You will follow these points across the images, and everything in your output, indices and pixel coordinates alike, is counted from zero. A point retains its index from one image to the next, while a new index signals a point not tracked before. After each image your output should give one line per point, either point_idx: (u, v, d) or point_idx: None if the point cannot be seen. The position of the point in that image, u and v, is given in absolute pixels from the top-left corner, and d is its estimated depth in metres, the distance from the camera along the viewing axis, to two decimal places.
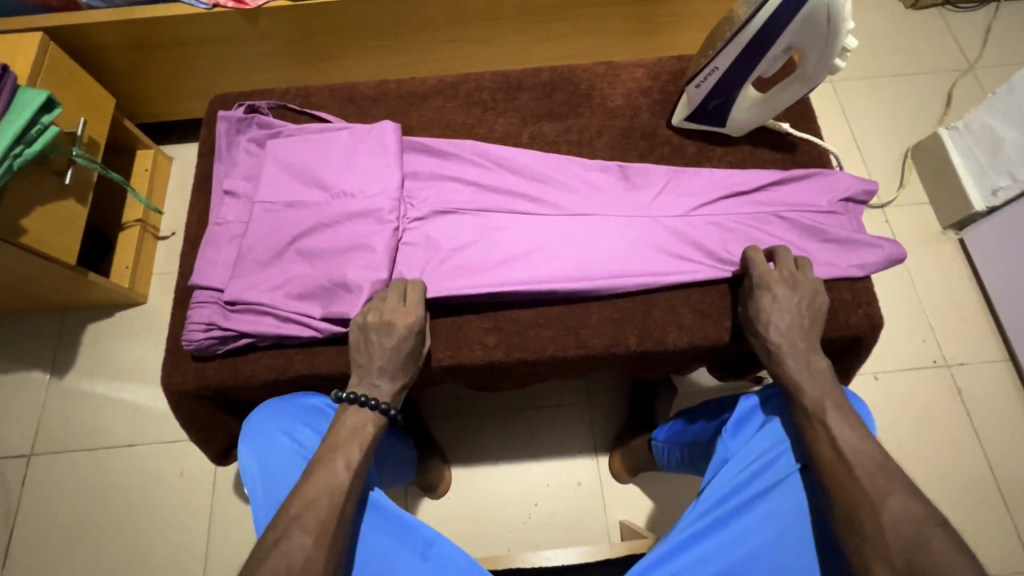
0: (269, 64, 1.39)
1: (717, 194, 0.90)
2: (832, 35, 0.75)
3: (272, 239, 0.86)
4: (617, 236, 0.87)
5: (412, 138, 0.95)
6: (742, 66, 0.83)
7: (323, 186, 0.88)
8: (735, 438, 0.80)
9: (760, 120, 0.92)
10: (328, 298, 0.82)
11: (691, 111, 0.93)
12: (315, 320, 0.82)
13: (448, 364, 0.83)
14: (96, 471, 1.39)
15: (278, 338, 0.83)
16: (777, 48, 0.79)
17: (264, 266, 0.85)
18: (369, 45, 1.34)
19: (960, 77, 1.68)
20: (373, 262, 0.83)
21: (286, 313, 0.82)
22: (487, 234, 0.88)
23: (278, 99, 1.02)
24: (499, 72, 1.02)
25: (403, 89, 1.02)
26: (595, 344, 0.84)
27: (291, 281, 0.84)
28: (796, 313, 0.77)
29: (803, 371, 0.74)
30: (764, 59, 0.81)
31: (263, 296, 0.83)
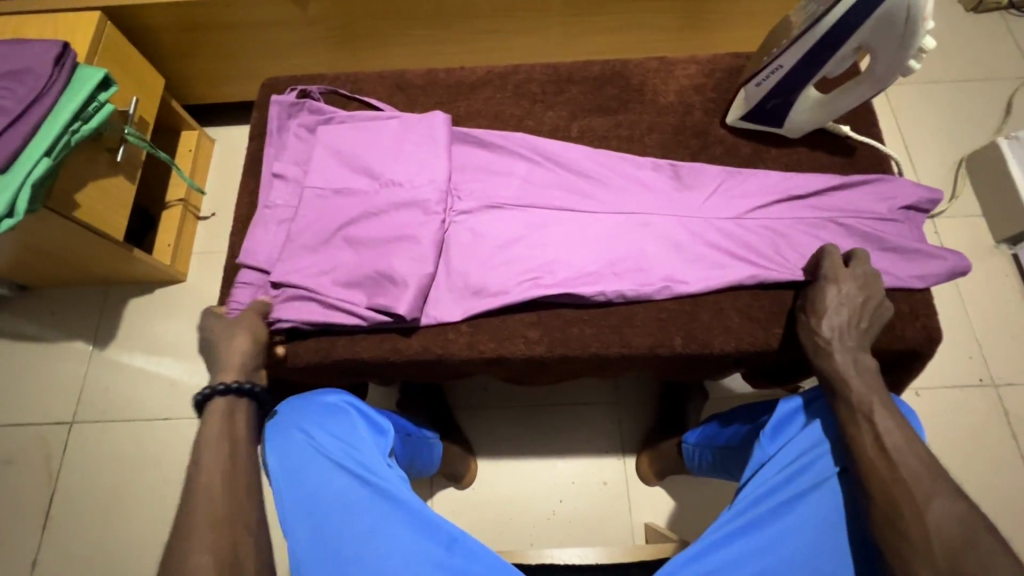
0: (313, 49, 1.40)
1: (770, 199, 0.88)
2: (907, 36, 0.72)
3: (320, 225, 0.86)
4: (665, 236, 0.86)
5: (460, 130, 0.94)
6: (807, 65, 0.80)
7: (372, 175, 0.89)
8: (773, 442, 0.78)
9: (820, 122, 0.90)
10: (373, 287, 0.82)
11: (748, 111, 0.91)
12: (359, 309, 0.82)
13: (488, 355, 0.83)
14: (133, 443, 1.43)
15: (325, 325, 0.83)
16: (846, 48, 0.76)
17: (311, 251, 0.85)
18: (413, 32, 1.34)
19: (1022, 85, 1.61)
20: (419, 253, 0.83)
21: (332, 300, 0.82)
22: (534, 229, 0.87)
23: (329, 84, 1.02)
24: (549, 64, 1.01)
25: (452, 78, 1.02)
26: (639, 344, 0.82)
27: (337, 268, 0.84)
28: (854, 312, 0.75)
29: (850, 367, 0.72)
30: (831, 59, 0.78)
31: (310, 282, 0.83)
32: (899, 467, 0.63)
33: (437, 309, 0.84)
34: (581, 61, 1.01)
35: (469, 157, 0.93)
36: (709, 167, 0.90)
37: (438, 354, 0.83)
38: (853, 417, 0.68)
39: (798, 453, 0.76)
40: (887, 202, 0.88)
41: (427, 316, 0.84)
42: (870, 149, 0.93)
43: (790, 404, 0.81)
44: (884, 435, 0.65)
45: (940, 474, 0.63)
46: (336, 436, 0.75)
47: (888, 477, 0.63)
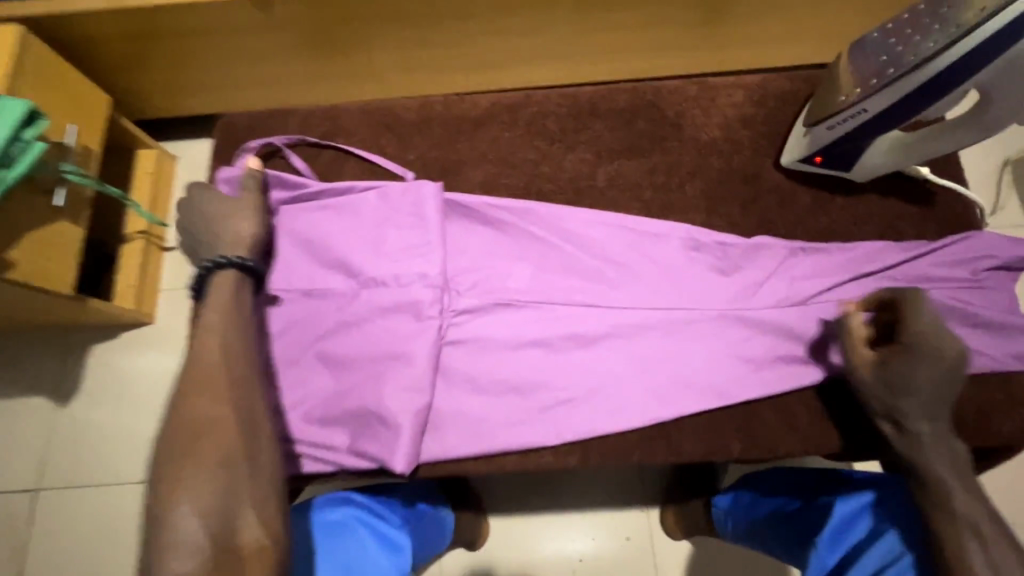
0: (284, 65, 1.10)
1: (835, 283, 0.73)
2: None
3: (289, 339, 0.71)
4: (717, 323, 0.71)
5: (454, 196, 0.76)
6: (897, 112, 0.65)
7: (349, 272, 0.72)
8: (832, 551, 0.69)
9: (897, 166, 0.75)
10: (359, 428, 0.67)
11: (811, 153, 0.75)
12: (340, 453, 0.67)
13: (512, 469, 0.70)
14: (110, 510, 1.29)
15: (294, 474, 0.68)
16: (958, 92, 0.61)
17: (274, 377, 0.70)
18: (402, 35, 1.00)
19: None
20: (415, 381, 0.67)
21: (308, 445, 0.67)
22: (551, 329, 0.71)
23: (303, 124, 0.85)
24: (567, 92, 0.84)
25: (451, 113, 0.84)
26: (690, 451, 0.70)
27: (310, 397, 0.69)
28: (941, 394, 0.61)
29: (950, 468, 0.59)
30: (939, 102, 0.63)
31: (280, 414, 0.68)
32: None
33: (436, 439, 0.69)
34: (605, 89, 0.84)
35: (468, 235, 0.76)
36: (763, 241, 0.75)
37: (453, 471, 0.69)
38: (953, 527, 0.56)
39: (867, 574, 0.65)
40: (971, 266, 0.74)
41: (426, 452, 0.68)
42: (953, 196, 0.78)
43: (851, 505, 0.71)
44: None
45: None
46: (343, 564, 0.64)
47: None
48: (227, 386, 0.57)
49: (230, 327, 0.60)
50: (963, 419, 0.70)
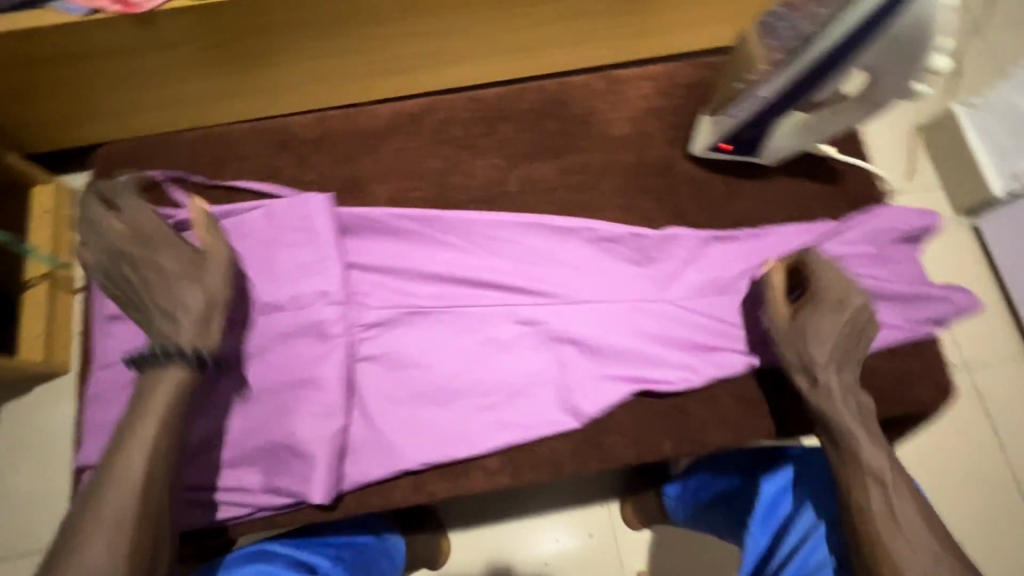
0: (187, 77, 0.93)
1: (748, 266, 0.73)
2: (923, 55, 0.56)
3: None
4: (631, 312, 0.71)
5: (349, 210, 0.73)
6: (790, 95, 0.65)
7: (244, 300, 0.68)
8: (765, 532, 0.70)
9: (805, 147, 0.75)
10: (270, 463, 0.63)
11: (719, 140, 0.75)
12: (253, 494, 0.62)
13: (443, 497, 0.67)
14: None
15: (204, 524, 0.62)
16: (845, 68, 0.60)
17: None
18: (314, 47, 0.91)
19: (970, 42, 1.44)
20: (326, 405, 0.64)
21: (215, 490, 0.63)
22: (466, 338, 0.70)
23: (189, 151, 0.79)
24: (473, 95, 0.81)
25: (351, 126, 0.80)
26: (622, 456, 0.68)
27: (214, 441, 0.64)
28: (853, 346, 0.63)
29: (859, 416, 0.61)
30: (831, 78, 0.62)
31: (182, 469, 0.63)
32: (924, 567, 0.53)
33: (356, 466, 0.65)
34: (511, 90, 0.81)
35: (374, 250, 0.73)
36: (675, 232, 0.74)
37: (379, 506, 0.66)
38: (862, 479, 0.58)
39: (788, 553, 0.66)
40: (878, 242, 0.75)
41: (345, 479, 0.65)
42: (858, 173, 0.80)
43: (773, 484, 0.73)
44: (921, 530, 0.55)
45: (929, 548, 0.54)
46: None
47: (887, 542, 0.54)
48: (145, 464, 0.52)
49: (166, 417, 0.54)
50: (879, 392, 0.72)
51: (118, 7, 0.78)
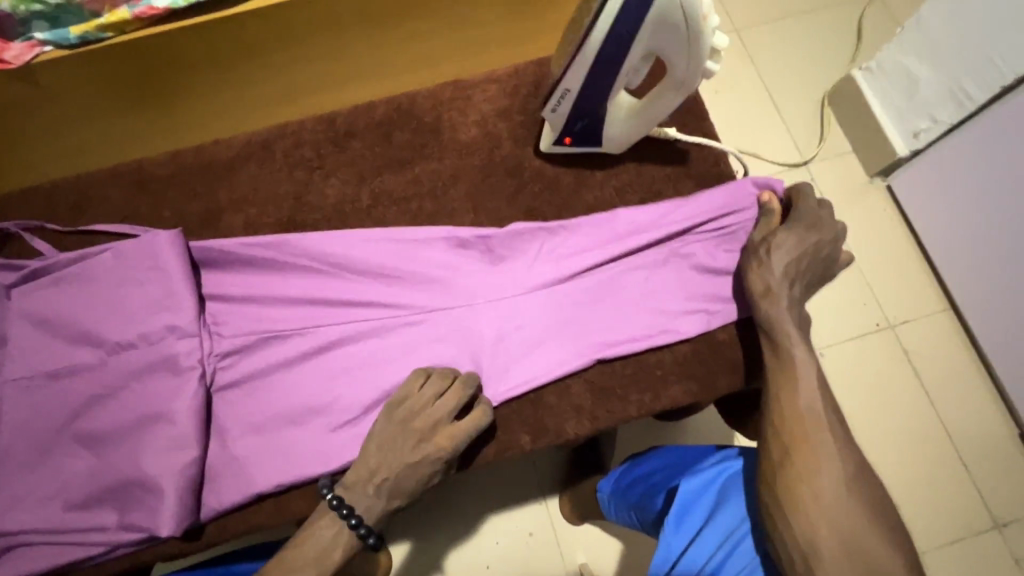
0: (83, 121, 0.92)
1: (598, 255, 0.74)
2: (696, 36, 0.60)
3: (38, 429, 0.66)
4: (482, 311, 0.72)
5: (200, 242, 0.74)
6: (598, 87, 0.68)
7: (95, 341, 0.69)
8: (679, 533, 0.67)
9: (642, 133, 0.76)
10: (124, 500, 0.64)
11: (558, 136, 0.76)
12: (109, 532, 0.62)
13: (307, 514, 0.68)
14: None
15: (60, 567, 0.62)
16: (635, 54, 0.63)
17: (26, 473, 0.64)
18: (206, 82, 0.93)
19: (867, 5, 1.46)
20: (177, 437, 0.64)
21: (70, 534, 0.62)
22: (322, 355, 0.71)
23: (49, 201, 0.80)
24: (322, 116, 0.82)
25: (204, 159, 0.81)
26: (482, 454, 0.69)
27: (68, 485, 0.64)
28: (805, 260, 0.68)
29: (795, 322, 0.66)
30: (629, 65, 0.64)
31: (33, 516, 0.63)
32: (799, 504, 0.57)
33: (215, 495, 0.66)
34: (360, 106, 0.83)
35: (227, 279, 0.74)
36: (521, 228, 0.75)
37: (243, 529, 0.67)
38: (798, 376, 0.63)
39: (707, 555, 0.65)
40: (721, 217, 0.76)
41: (204, 508, 0.65)
42: (703, 152, 0.81)
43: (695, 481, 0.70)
44: (808, 476, 0.57)
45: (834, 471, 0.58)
46: None
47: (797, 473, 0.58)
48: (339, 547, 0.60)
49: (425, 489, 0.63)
50: (732, 364, 0.73)
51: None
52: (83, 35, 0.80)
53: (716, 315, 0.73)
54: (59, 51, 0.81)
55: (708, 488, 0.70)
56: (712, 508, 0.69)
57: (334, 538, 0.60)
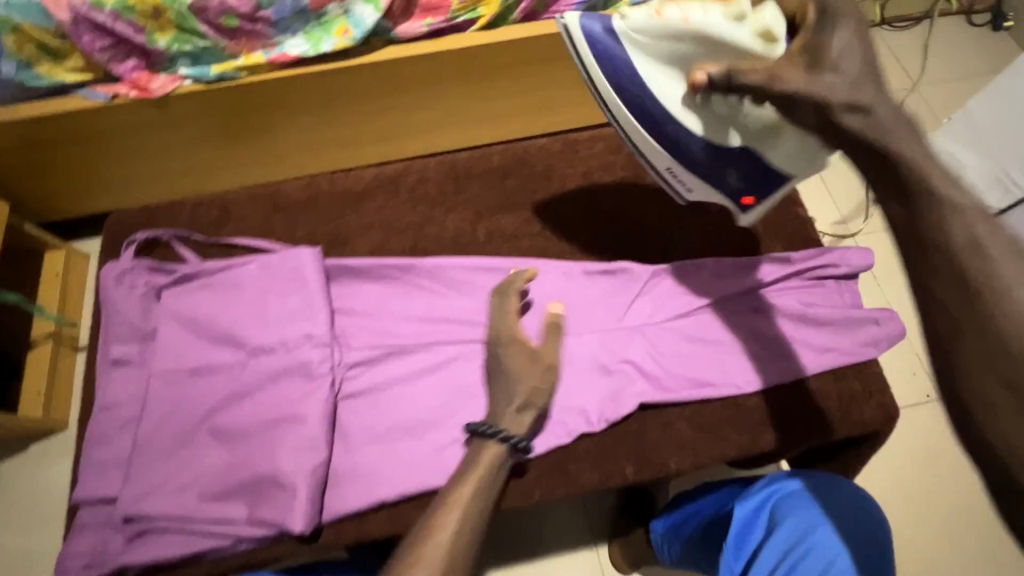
0: (190, 148, 1.10)
1: (704, 300, 0.81)
2: (738, 43, 0.58)
3: (179, 420, 0.70)
4: (589, 341, 0.78)
5: (335, 262, 0.81)
6: (703, 155, 0.69)
7: (236, 343, 0.74)
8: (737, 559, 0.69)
9: (822, 152, 0.64)
10: (255, 494, 0.67)
11: (735, 203, 0.74)
12: (238, 526, 0.65)
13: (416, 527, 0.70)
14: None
15: (189, 555, 0.65)
16: (682, 109, 0.66)
17: (164, 460, 0.68)
18: (305, 119, 1.10)
19: (907, 96, 1.59)
20: (308, 439, 0.68)
21: (202, 524, 0.65)
22: (440, 375, 0.76)
23: (192, 215, 0.88)
24: (444, 159, 0.91)
25: (336, 189, 0.89)
26: (587, 480, 0.72)
27: (203, 476, 0.68)
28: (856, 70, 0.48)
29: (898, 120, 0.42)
30: (704, 112, 0.65)
31: (169, 503, 0.66)
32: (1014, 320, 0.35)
33: (337, 499, 0.69)
34: (478, 152, 0.92)
35: (356, 294, 0.81)
36: (629, 267, 0.82)
37: (354, 538, 0.69)
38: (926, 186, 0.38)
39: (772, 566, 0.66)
40: (811, 274, 0.83)
41: (327, 510, 0.68)
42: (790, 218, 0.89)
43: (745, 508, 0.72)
44: None
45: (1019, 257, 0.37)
46: None
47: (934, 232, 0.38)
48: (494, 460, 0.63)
49: (537, 386, 0.68)
50: (826, 415, 0.76)
51: (135, 92, 0.96)
52: (221, 73, 0.97)
53: (810, 364, 0.78)
54: (197, 84, 0.98)
55: (761, 516, 0.72)
56: (770, 525, 0.70)
57: (488, 453, 0.63)
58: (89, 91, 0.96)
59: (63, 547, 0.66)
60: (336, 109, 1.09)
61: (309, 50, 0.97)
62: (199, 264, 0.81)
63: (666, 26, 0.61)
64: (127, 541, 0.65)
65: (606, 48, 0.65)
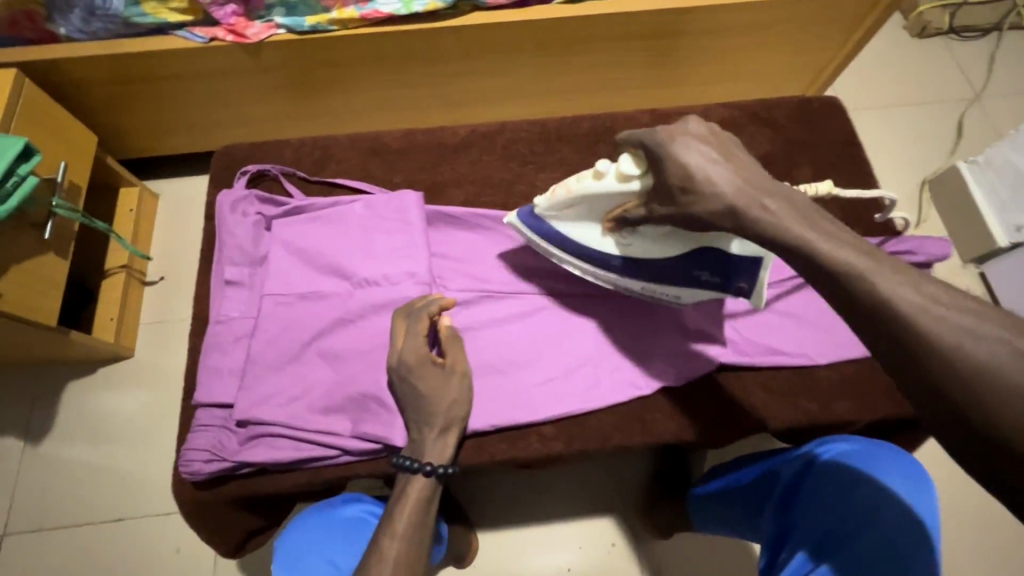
0: (269, 97, 1.15)
1: (785, 276, 0.84)
2: (615, 191, 0.64)
3: (289, 339, 0.75)
4: (671, 302, 0.82)
5: (435, 208, 0.85)
6: (663, 271, 0.72)
7: (342, 274, 0.79)
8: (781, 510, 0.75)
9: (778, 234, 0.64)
10: (359, 412, 0.72)
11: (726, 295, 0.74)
12: (344, 439, 0.71)
13: (501, 458, 0.75)
14: (102, 553, 1.15)
15: (297, 460, 0.70)
16: (616, 247, 0.71)
17: (275, 374, 0.74)
18: (378, 78, 1.14)
19: (967, 107, 1.59)
20: None
21: (310, 433, 0.71)
22: (529, 321, 0.80)
23: (295, 153, 0.92)
24: (536, 121, 0.95)
25: (432, 140, 0.93)
26: (662, 432, 0.76)
27: (311, 390, 0.73)
28: (719, 149, 0.56)
29: (784, 210, 0.51)
30: (636, 240, 0.69)
31: (280, 412, 0.71)
32: (915, 333, 0.41)
33: None
34: (568, 118, 0.95)
35: (451, 240, 0.85)
36: None
37: None
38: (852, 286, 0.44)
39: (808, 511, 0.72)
40: None
41: None
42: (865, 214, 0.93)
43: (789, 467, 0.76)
44: None
45: (937, 293, 0.42)
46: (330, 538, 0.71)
47: (840, 288, 0.45)
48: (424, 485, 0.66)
49: (450, 405, 0.70)
50: (894, 393, 0.79)
51: (231, 37, 1.00)
52: (315, 24, 1.00)
53: None
54: (289, 33, 1.02)
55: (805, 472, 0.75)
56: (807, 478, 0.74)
57: (414, 483, 0.66)
58: (187, 33, 1.01)
59: (184, 443, 0.72)
60: (408, 71, 1.13)
61: (402, 8, 1.00)
62: (305, 199, 0.86)
63: (557, 202, 0.69)
64: (242, 443, 0.70)
65: (538, 229, 0.74)
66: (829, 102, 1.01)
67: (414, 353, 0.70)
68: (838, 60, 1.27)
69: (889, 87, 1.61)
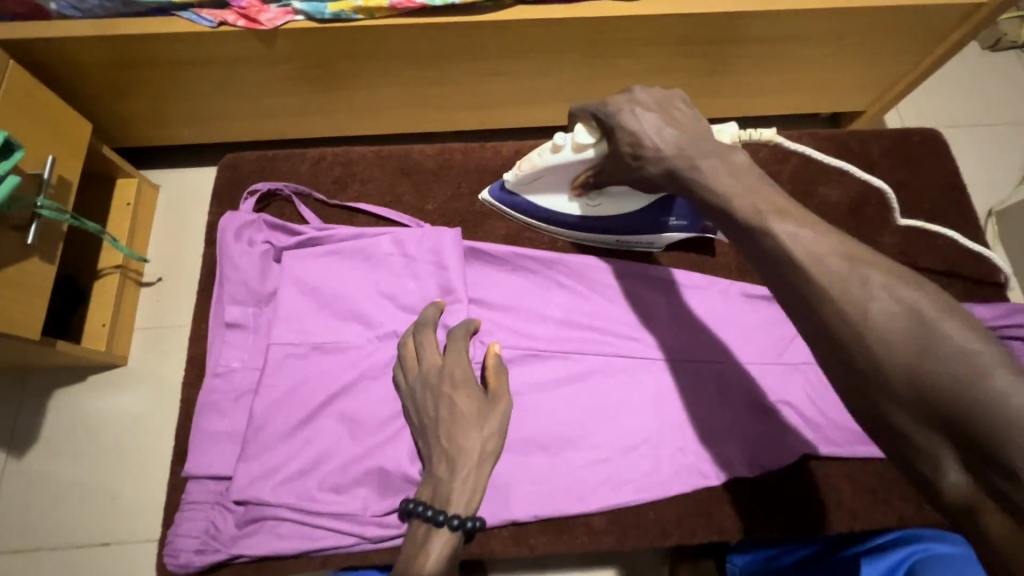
0: (282, 92, 1.02)
1: None
2: (573, 163, 0.63)
3: (299, 400, 0.64)
4: (747, 372, 0.70)
5: (472, 244, 0.73)
6: (634, 225, 0.73)
7: (364, 323, 0.67)
8: None
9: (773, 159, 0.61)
10: (379, 494, 0.61)
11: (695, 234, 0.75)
12: (361, 527, 0.60)
13: (543, 551, 0.64)
14: None
15: (306, 551, 0.59)
16: (581, 209, 0.72)
17: (282, 441, 0.62)
18: (406, 75, 1.00)
19: None
20: None
21: (321, 517, 0.60)
22: (580, 387, 0.69)
23: (313, 168, 0.79)
24: None
25: (471, 160, 0.80)
26: (731, 528, 0.66)
27: (324, 463, 0.62)
28: (663, 108, 0.53)
29: (718, 168, 0.49)
30: (602, 201, 0.70)
31: (288, 490, 0.60)
32: (806, 280, 0.41)
33: None
34: None
35: (490, 283, 0.73)
36: None
37: (477, 554, 0.63)
38: (757, 234, 0.44)
39: None
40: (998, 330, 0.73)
41: None
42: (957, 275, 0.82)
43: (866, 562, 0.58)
44: None
45: (842, 248, 0.41)
46: None
47: (749, 239, 0.45)
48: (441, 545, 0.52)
49: (484, 439, 0.58)
50: None
51: (243, 22, 0.87)
52: (339, 12, 0.86)
53: None
54: (309, 21, 0.88)
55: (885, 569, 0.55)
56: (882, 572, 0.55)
57: (432, 545, 0.52)
58: (194, 15, 0.87)
59: (173, 523, 0.62)
60: (439, 69, 0.99)
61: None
62: (323, 227, 0.74)
63: (525, 177, 0.69)
64: (241, 527, 0.60)
65: (511, 202, 0.75)
66: (924, 136, 0.88)
67: (444, 361, 0.61)
68: (916, 75, 1.09)
69: (963, 103, 1.41)
